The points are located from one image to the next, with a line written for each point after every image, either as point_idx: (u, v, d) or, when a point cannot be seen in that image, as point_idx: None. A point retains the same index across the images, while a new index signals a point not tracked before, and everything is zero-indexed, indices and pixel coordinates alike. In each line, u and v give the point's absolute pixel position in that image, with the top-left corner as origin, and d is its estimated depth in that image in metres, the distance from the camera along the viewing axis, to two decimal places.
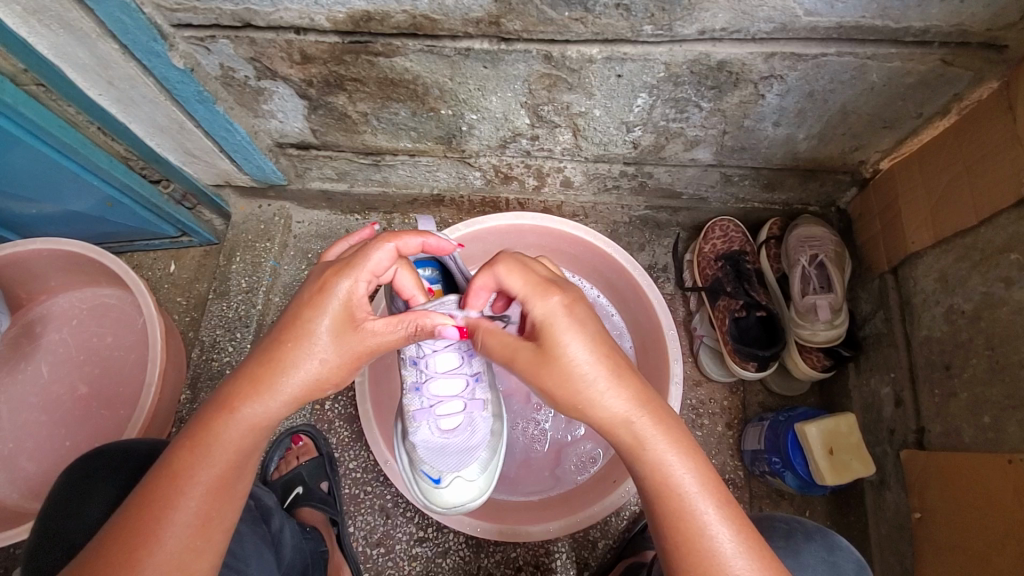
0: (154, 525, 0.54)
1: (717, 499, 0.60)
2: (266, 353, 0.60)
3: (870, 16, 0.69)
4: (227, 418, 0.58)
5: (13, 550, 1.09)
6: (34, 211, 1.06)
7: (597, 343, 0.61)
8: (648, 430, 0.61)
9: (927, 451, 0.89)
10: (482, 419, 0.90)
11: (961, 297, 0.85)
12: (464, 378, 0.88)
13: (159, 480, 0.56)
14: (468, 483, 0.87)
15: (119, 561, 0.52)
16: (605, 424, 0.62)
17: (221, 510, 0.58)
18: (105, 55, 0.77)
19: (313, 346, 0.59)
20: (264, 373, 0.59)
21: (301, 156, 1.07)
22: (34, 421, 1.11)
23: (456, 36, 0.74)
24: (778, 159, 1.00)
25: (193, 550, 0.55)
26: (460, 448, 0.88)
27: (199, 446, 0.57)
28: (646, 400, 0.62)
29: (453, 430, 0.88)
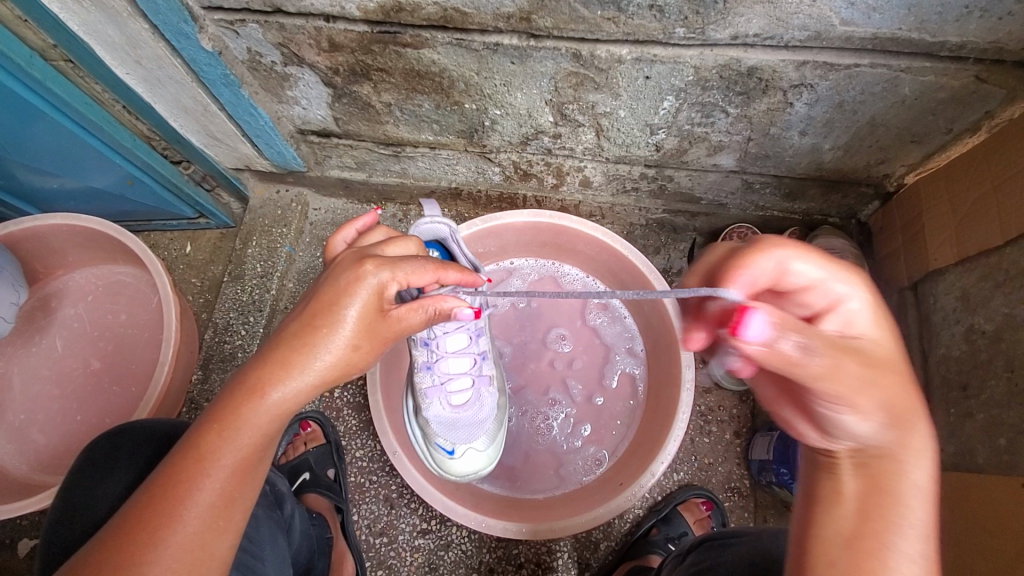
0: (175, 502, 0.54)
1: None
2: (294, 336, 0.58)
3: (907, 29, 0.68)
4: (255, 401, 0.56)
5: (20, 521, 1.10)
6: (54, 186, 1.07)
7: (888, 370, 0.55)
8: (907, 451, 0.50)
9: (939, 470, 0.89)
10: (491, 392, 0.95)
11: (982, 317, 0.84)
12: (472, 356, 0.93)
13: (179, 460, 0.55)
14: (478, 454, 0.94)
15: (139, 540, 0.53)
16: (873, 442, 0.51)
17: (241, 491, 0.58)
18: (135, 35, 0.77)
19: (343, 335, 0.59)
20: (293, 357, 0.58)
21: (322, 143, 1.07)
22: (46, 394, 1.12)
23: (485, 30, 0.74)
24: (802, 169, 0.99)
25: (214, 530, 0.56)
26: (471, 419, 0.94)
27: (225, 428, 0.56)
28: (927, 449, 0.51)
29: (467, 402, 0.93)
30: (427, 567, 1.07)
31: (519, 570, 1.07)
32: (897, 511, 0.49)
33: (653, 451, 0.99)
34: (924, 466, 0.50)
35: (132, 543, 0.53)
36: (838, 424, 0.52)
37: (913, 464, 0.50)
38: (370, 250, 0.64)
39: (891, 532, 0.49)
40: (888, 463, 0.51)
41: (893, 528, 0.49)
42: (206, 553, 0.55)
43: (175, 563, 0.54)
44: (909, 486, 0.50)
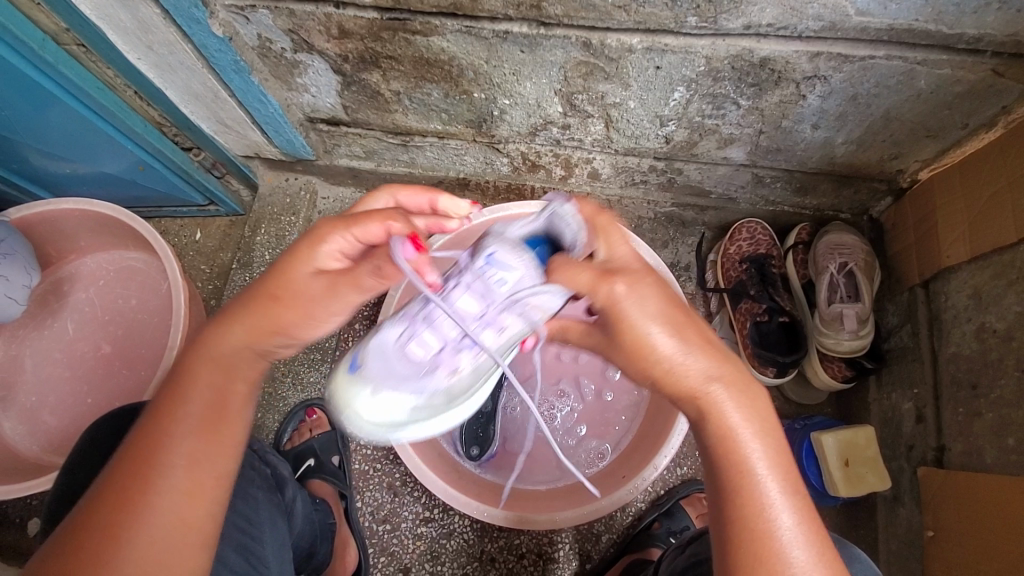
0: (156, 459, 0.55)
1: (786, 484, 0.54)
2: (245, 293, 0.61)
3: (924, 20, 0.67)
4: (204, 351, 0.59)
5: (30, 501, 1.12)
6: (68, 170, 1.09)
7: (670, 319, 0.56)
8: (720, 403, 0.56)
9: (946, 470, 0.88)
10: (443, 380, 0.66)
11: (994, 315, 0.83)
12: (467, 328, 0.64)
13: (150, 418, 0.57)
14: (367, 398, 0.63)
15: (114, 501, 0.53)
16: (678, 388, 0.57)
17: (221, 442, 0.58)
18: (147, 20, 0.77)
19: (283, 290, 0.58)
20: (238, 312, 0.59)
21: (331, 132, 1.07)
22: (58, 376, 1.14)
23: (495, 18, 0.73)
24: (813, 163, 0.98)
25: (190, 494, 0.55)
26: (404, 373, 0.64)
27: (182, 384, 0.58)
28: (725, 369, 0.57)
29: (413, 361, 0.64)
30: (429, 555, 1.08)
31: (520, 560, 1.07)
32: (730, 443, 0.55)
33: (656, 444, 0.99)
34: (749, 408, 0.56)
35: (119, 506, 0.53)
36: (655, 349, 0.56)
37: (744, 412, 0.56)
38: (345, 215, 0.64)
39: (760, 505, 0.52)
40: (722, 426, 0.55)
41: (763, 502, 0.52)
42: (184, 518, 0.54)
43: (151, 528, 0.53)
44: (751, 444, 0.55)
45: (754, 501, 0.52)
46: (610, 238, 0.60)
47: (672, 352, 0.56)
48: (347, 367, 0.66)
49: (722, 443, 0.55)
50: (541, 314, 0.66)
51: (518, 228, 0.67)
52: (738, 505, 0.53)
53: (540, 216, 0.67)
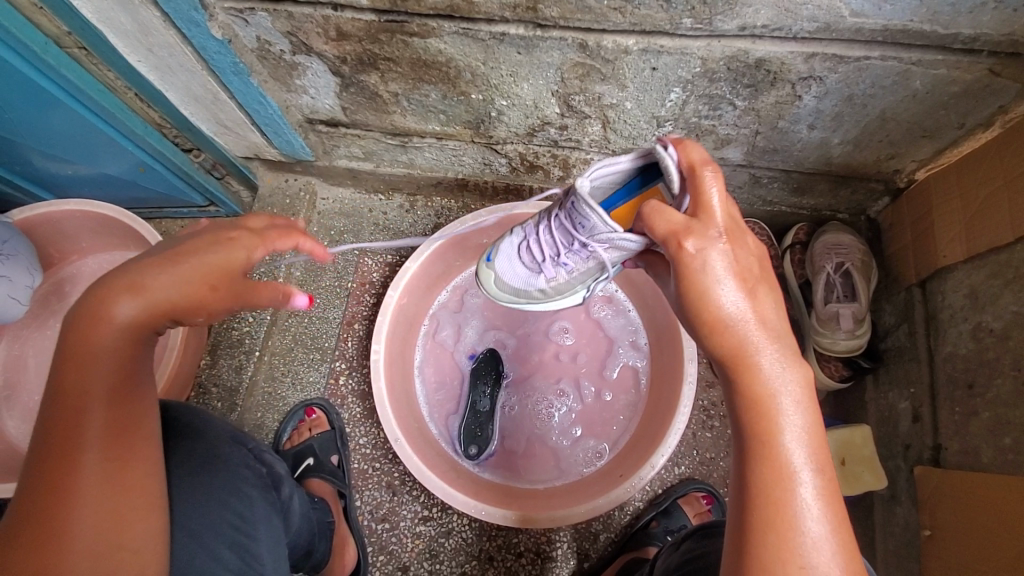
0: (72, 442, 0.53)
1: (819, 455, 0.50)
2: (141, 265, 0.56)
3: (919, 20, 0.67)
4: (106, 319, 0.54)
5: None
6: (69, 172, 1.09)
7: (738, 278, 0.52)
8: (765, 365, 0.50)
9: (942, 469, 0.88)
10: (544, 282, 0.86)
11: (990, 315, 0.83)
12: (560, 245, 0.79)
13: (57, 399, 0.53)
14: (492, 282, 0.92)
15: (43, 489, 0.52)
16: (722, 345, 0.52)
17: (126, 416, 0.56)
18: (147, 23, 0.78)
19: (180, 271, 0.56)
20: (139, 281, 0.55)
21: (330, 133, 1.07)
22: None
23: (491, 20, 0.74)
24: (810, 163, 0.98)
25: (115, 466, 0.54)
26: (521, 272, 0.87)
27: (82, 359, 0.53)
28: (776, 330, 0.51)
29: (529, 262, 0.86)
30: (428, 553, 1.08)
31: (518, 559, 1.08)
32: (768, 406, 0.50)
33: (654, 444, 0.99)
34: (790, 375, 0.50)
35: (48, 492, 0.52)
36: (715, 305, 0.52)
37: (785, 378, 0.50)
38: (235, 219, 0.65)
39: (786, 476, 0.49)
40: (758, 389, 0.51)
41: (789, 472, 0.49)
42: (124, 490, 0.55)
43: (86, 506, 0.53)
44: (789, 412, 0.50)
45: (781, 471, 0.49)
46: (705, 189, 0.56)
47: (733, 310, 0.52)
48: (488, 256, 0.93)
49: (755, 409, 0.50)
50: (617, 251, 0.72)
51: (615, 166, 0.69)
52: (762, 474, 0.50)
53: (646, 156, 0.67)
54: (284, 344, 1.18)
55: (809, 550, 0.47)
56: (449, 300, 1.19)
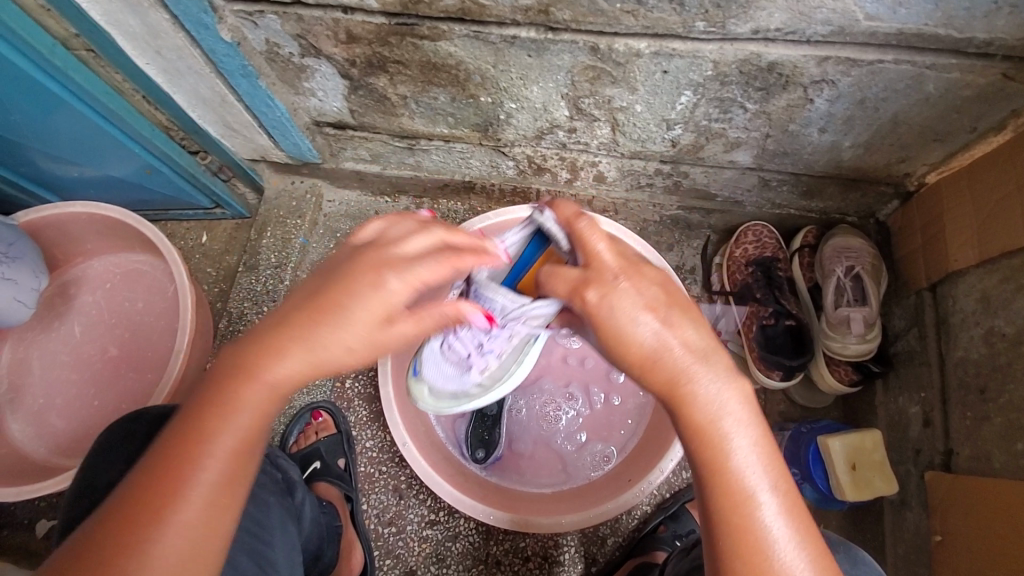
0: (173, 486, 0.52)
1: (772, 469, 0.54)
2: (294, 322, 0.58)
3: (934, 24, 0.67)
4: (250, 380, 0.56)
5: (38, 503, 1.13)
6: (75, 174, 1.09)
7: (653, 311, 0.58)
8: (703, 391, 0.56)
9: (954, 474, 0.88)
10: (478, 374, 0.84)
11: (1002, 319, 0.83)
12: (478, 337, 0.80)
13: (175, 445, 0.54)
14: (430, 391, 0.87)
15: (141, 521, 0.51)
16: (661, 379, 0.57)
17: (242, 471, 0.56)
18: (156, 25, 0.77)
19: (345, 325, 0.58)
20: (281, 341, 0.57)
21: (338, 135, 1.07)
22: (65, 378, 1.14)
23: (503, 23, 0.74)
24: (820, 166, 0.97)
25: (218, 507, 0.54)
26: (450, 370, 0.86)
27: (221, 407, 0.55)
28: (707, 357, 0.57)
29: (454, 363, 0.85)
30: (435, 557, 1.08)
31: (525, 563, 1.07)
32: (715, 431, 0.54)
33: (662, 448, 0.99)
34: (730, 397, 0.56)
35: (133, 524, 0.51)
36: (637, 340, 0.57)
37: (726, 401, 0.55)
38: (386, 248, 0.62)
39: (746, 498, 0.52)
40: (702, 416, 0.55)
41: (748, 494, 0.52)
42: (211, 530, 0.54)
43: (179, 543, 0.52)
44: (735, 434, 0.54)
45: (741, 493, 0.52)
46: (589, 237, 0.62)
47: (651, 346, 0.57)
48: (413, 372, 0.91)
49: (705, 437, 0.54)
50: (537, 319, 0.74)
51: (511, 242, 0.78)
52: (721, 500, 0.53)
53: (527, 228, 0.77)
54: None
55: (780, 567, 0.50)
56: None
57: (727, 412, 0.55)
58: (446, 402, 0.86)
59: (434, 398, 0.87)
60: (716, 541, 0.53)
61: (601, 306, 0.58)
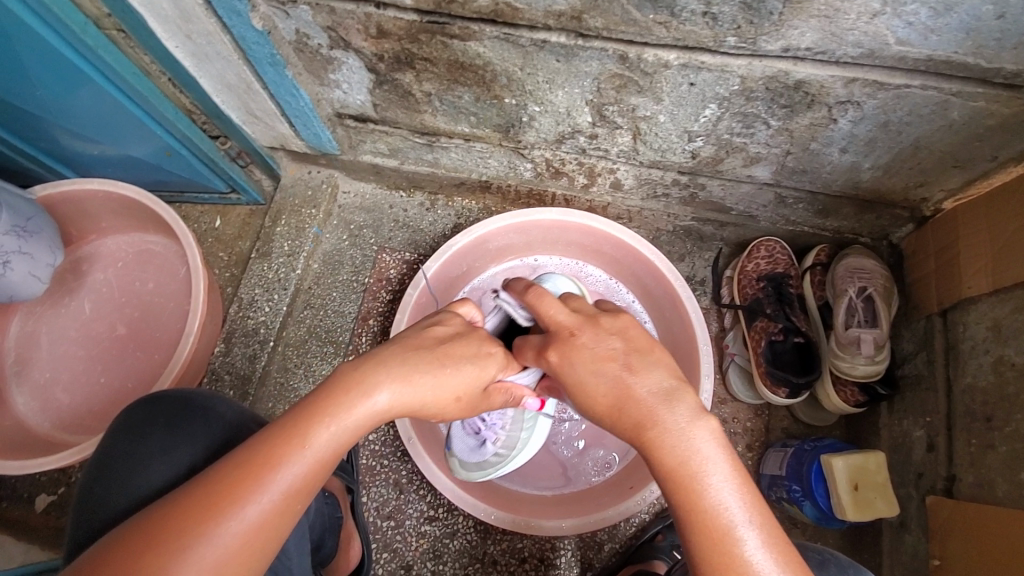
0: (254, 483, 0.55)
1: (748, 500, 0.54)
2: (418, 354, 0.64)
3: (963, 52, 0.67)
4: (366, 399, 0.60)
5: (38, 476, 1.13)
6: (95, 152, 1.09)
7: (607, 359, 0.62)
8: (673, 432, 0.56)
9: (955, 500, 0.88)
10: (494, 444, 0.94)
11: (1013, 349, 0.83)
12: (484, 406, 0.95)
13: (278, 440, 0.57)
14: (456, 464, 0.97)
15: (213, 509, 0.54)
16: (633, 424, 0.58)
17: (315, 482, 0.58)
18: (188, 9, 0.78)
19: (450, 377, 0.65)
20: (408, 364, 0.63)
21: (359, 128, 1.07)
22: (73, 354, 1.15)
23: (534, 27, 0.74)
24: (838, 186, 0.98)
25: (284, 509, 0.57)
26: (474, 445, 0.97)
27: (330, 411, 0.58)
28: (676, 397, 0.58)
29: (475, 435, 0.98)
30: (431, 553, 1.09)
31: (522, 564, 1.08)
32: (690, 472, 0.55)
33: None
34: (698, 433, 0.56)
35: (203, 513, 0.54)
36: (597, 389, 0.61)
37: (696, 439, 0.56)
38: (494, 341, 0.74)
39: (724, 535, 0.53)
40: (676, 457, 0.56)
41: (728, 529, 0.53)
42: (272, 526, 0.56)
43: (237, 537, 0.54)
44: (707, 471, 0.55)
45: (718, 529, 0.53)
46: (545, 306, 0.70)
47: (615, 396, 0.60)
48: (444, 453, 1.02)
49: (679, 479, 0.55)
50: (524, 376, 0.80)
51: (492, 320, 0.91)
52: (703, 540, 0.53)
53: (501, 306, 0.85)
54: (299, 335, 1.21)
55: None
56: None
57: (698, 450, 0.56)
58: (477, 472, 0.94)
59: (466, 471, 0.95)
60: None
61: (559, 362, 0.64)
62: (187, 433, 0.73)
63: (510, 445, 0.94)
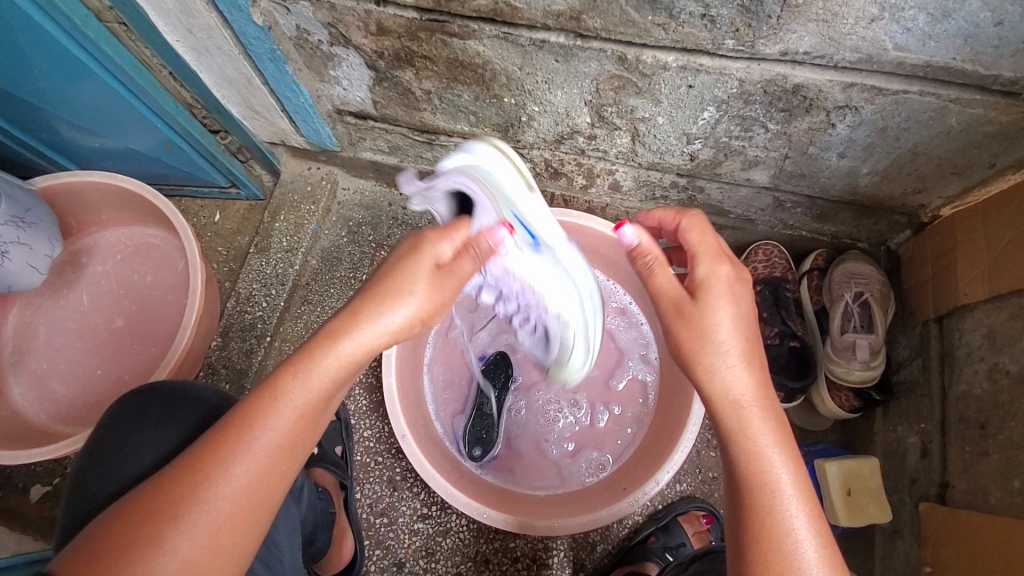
0: (239, 443, 0.56)
1: (810, 509, 0.56)
2: (371, 287, 0.63)
3: (961, 59, 0.67)
4: (332, 347, 0.59)
5: (33, 467, 1.13)
6: (96, 144, 1.10)
7: (742, 327, 0.63)
8: (756, 427, 0.59)
9: (948, 507, 0.88)
10: (555, 327, 0.89)
11: (1008, 356, 0.83)
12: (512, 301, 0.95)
13: (259, 399, 0.58)
14: (559, 368, 0.96)
15: (198, 474, 0.55)
16: (719, 404, 0.61)
17: (302, 440, 0.59)
18: (189, 4, 0.78)
19: (405, 296, 0.62)
20: (366, 304, 0.61)
21: (358, 125, 1.07)
22: (70, 345, 1.15)
23: (533, 27, 0.74)
24: (836, 191, 0.98)
25: (275, 471, 0.58)
26: (547, 345, 0.97)
27: (301, 366, 0.58)
28: (769, 397, 0.61)
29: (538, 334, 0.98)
30: (424, 551, 1.09)
31: (514, 563, 1.08)
32: (761, 466, 0.57)
33: (659, 460, 0.98)
34: (767, 416, 0.59)
35: (195, 476, 0.55)
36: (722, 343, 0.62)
37: (768, 439, 0.58)
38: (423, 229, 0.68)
39: (773, 511, 0.55)
40: (753, 451, 0.58)
41: (788, 528, 0.55)
42: (264, 489, 0.57)
43: (225, 501, 0.55)
44: (766, 452, 0.58)
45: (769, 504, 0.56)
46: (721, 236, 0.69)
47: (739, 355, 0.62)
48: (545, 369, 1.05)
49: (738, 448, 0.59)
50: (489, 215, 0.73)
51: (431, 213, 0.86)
52: (761, 535, 0.55)
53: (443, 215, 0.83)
54: (296, 331, 1.21)
55: None
56: (462, 299, 1.19)
57: (770, 450, 0.58)
58: (572, 363, 0.92)
59: (561, 368, 0.95)
60: (743, 548, 0.56)
61: (714, 278, 0.64)
62: (181, 425, 0.73)
63: (564, 318, 0.85)
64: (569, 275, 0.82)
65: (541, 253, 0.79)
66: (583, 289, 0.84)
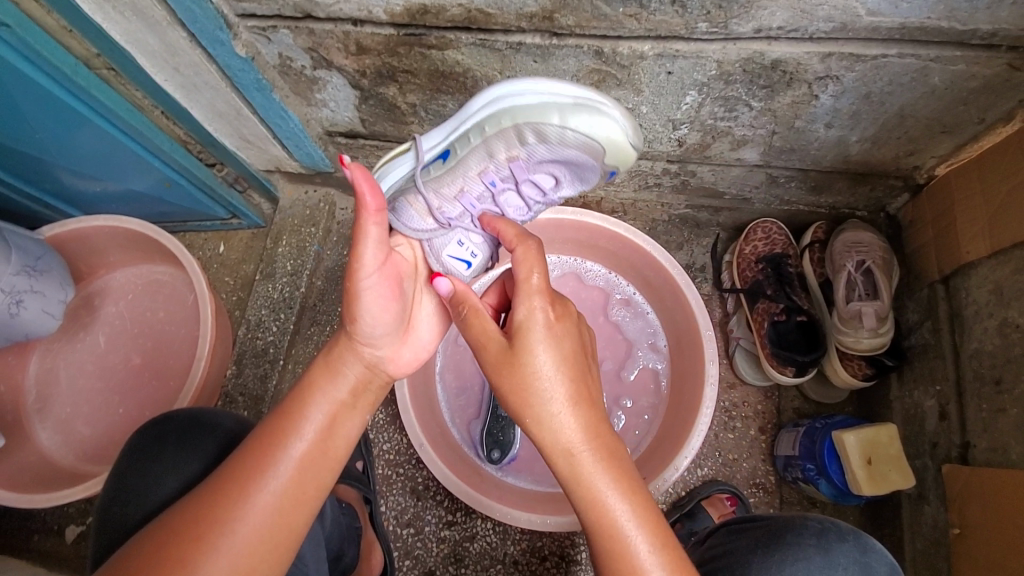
0: (258, 475, 0.60)
1: (658, 543, 0.58)
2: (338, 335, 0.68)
3: (936, 17, 0.67)
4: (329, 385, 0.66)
5: (68, 509, 1.16)
6: (98, 188, 1.13)
7: (566, 366, 0.62)
8: (590, 471, 0.59)
9: (970, 466, 0.87)
10: (545, 152, 0.71)
11: (1016, 310, 0.82)
12: (508, 192, 0.78)
13: (269, 437, 0.62)
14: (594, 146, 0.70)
15: (224, 507, 0.59)
16: (552, 450, 0.61)
17: (316, 473, 0.63)
18: (173, 43, 0.80)
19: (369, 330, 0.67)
20: (338, 350, 0.67)
21: (349, 145, 1.09)
22: (91, 387, 1.17)
23: (508, 30, 0.75)
24: (828, 162, 0.98)
25: (291, 501, 0.61)
26: (573, 168, 0.75)
27: (300, 408, 0.64)
28: (597, 434, 0.61)
29: (551, 177, 0.77)
30: (453, 557, 1.09)
31: (543, 562, 1.08)
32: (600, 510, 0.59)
33: (677, 446, 0.98)
34: (591, 458, 0.60)
35: (217, 507, 0.59)
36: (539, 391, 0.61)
37: (602, 485, 0.59)
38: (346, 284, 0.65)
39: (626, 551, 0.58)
40: (595, 497, 0.59)
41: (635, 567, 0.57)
42: (285, 520, 0.61)
43: (249, 530, 0.59)
44: (603, 498, 0.59)
45: (613, 531, 0.58)
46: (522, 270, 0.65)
47: (564, 403, 0.61)
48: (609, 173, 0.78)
49: (577, 489, 0.60)
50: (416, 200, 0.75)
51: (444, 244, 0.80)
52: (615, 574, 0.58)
53: (417, 245, 0.79)
54: (308, 353, 1.23)
55: None
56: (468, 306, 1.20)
57: (606, 492, 0.59)
58: (602, 134, 0.69)
59: (619, 151, 0.71)
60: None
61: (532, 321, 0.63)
62: (200, 453, 0.74)
63: (527, 128, 0.69)
64: (483, 115, 0.69)
65: (456, 157, 0.72)
66: (508, 98, 0.68)
